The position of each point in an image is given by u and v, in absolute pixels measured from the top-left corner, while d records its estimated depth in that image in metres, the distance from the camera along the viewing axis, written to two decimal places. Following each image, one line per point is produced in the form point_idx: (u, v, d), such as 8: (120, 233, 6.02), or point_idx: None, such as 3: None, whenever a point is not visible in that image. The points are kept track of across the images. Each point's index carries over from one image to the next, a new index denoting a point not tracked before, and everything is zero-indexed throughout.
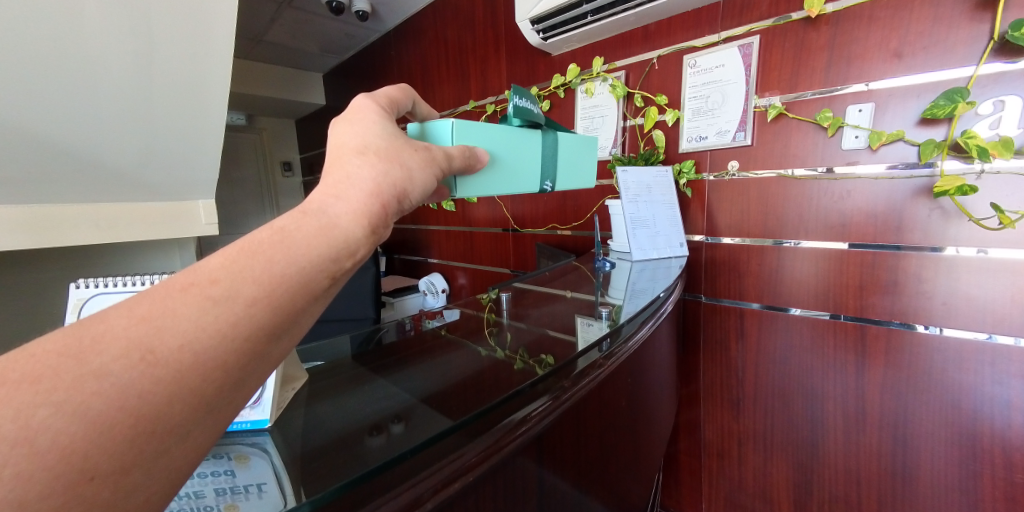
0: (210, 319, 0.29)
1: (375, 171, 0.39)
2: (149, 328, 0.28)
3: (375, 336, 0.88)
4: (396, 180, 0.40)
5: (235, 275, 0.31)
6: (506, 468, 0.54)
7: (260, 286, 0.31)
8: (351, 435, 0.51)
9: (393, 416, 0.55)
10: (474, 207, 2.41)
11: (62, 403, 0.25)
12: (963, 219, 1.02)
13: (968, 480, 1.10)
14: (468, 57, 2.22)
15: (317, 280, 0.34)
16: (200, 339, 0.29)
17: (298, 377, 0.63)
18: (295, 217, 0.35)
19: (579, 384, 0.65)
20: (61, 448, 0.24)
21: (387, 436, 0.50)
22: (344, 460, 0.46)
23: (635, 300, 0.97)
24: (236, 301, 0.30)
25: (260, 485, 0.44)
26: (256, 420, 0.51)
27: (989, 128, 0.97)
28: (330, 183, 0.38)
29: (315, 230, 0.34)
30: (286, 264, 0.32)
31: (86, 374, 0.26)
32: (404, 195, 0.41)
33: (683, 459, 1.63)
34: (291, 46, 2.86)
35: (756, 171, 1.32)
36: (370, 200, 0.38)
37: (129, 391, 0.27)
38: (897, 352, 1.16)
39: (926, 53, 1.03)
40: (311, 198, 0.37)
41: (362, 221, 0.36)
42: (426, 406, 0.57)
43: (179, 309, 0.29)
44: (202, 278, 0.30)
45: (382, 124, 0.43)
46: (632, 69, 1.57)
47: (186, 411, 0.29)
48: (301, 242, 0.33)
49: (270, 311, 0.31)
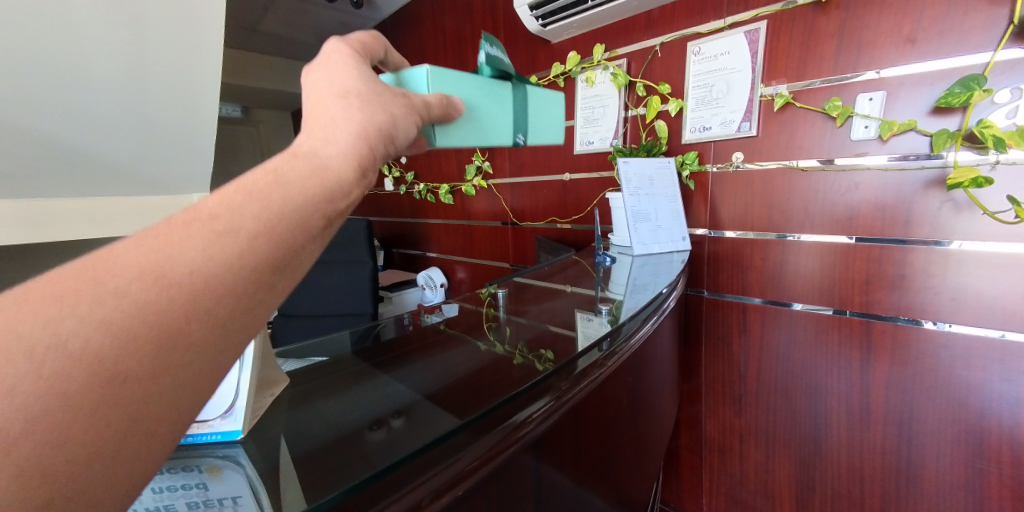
0: (216, 248, 0.29)
1: (359, 116, 0.38)
2: (145, 271, 0.27)
3: (372, 332, 0.85)
4: (381, 125, 0.39)
5: (236, 210, 0.30)
6: (508, 471, 0.51)
7: (262, 221, 0.30)
8: (350, 433, 0.49)
9: (392, 411, 0.53)
10: (472, 200, 2.37)
11: (86, 315, 0.25)
12: (977, 212, 0.99)
13: (975, 479, 1.07)
14: (466, 46, 2.17)
15: (314, 219, 0.33)
16: (209, 266, 0.28)
17: (276, 381, 0.58)
18: (286, 158, 0.35)
19: (579, 386, 0.61)
20: (90, 354, 0.24)
21: (387, 431, 0.49)
22: (343, 462, 0.44)
23: (636, 296, 0.93)
24: (240, 234, 0.30)
25: (235, 498, 0.41)
26: (228, 431, 0.47)
27: (1006, 117, 0.93)
28: (316, 127, 0.37)
29: (307, 172, 0.34)
30: (285, 202, 0.32)
31: (105, 293, 0.26)
32: (389, 138, 0.40)
33: (683, 454, 1.61)
34: (286, 35, 2.80)
35: (761, 162, 1.29)
36: (359, 141, 0.37)
37: (147, 307, 0.26)
38: (903, 348, 1.13)
39: (941, 38, 0.99)
40: (301, 141, 0.36)
41: (353, 162, 0.36)
42: (428, 402, 0.55)
43: (184, 240, 0.28)
44: (203, 214, 0.30)
45: (359, 69, 0.42)
46: (634, 57, 1.53)
47: (204, 331, 0.28)
48: (295, 183, 0.33)
49: (275, 241, 0.31)
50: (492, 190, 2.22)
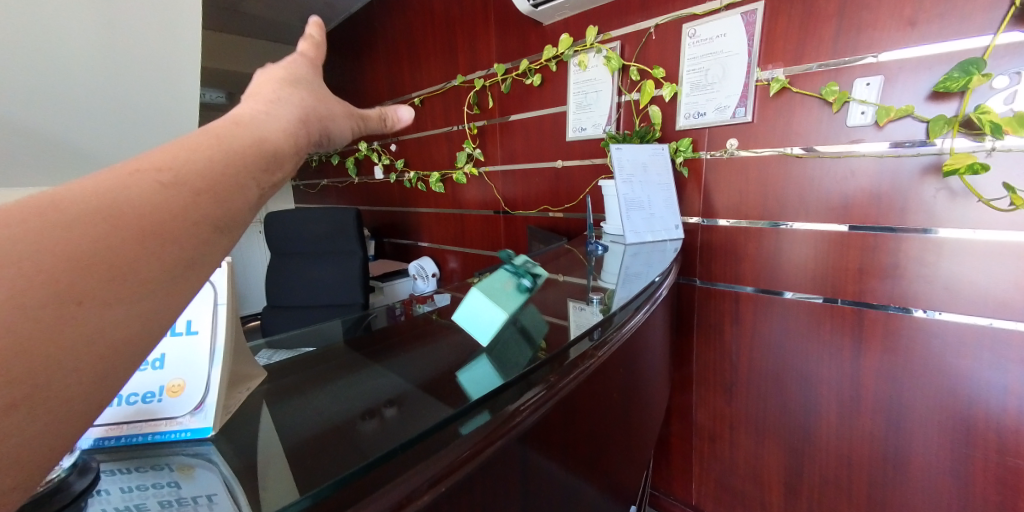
0: (163, 196, 0.29)
1: (304, 102, 0.42)
2: (60, 240, 0.25)
3: (359, 323, 0.82)
4: (318, 117, 0.44)
5: (182, 163, 0.31)
6: (503, 461, 0.49)
7: (204, 180, 0.31)
8: (340, 423, 0.47)
9: (386, 401, 0.51)
10: (463, 188, 2.33)
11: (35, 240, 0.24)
12: (971, 199, 0.98)
13: (961, 465, 1.08)
14: (456, 29, 2.11)
15: (249, 188, 0.33)
16: (156, 210, 0.28)
17: (252, 375, 0.54)
18: (229, 125, 0.35)
19: (569, 376, 0.59)
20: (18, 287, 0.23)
21: (380, 420, 0.47)
22: (336, 452, 0.43)
23: (629, 285, 0.92)
24: (185, 188, 0.30)
25: (211, 496, 0.38)
26: (197, 429, 0.44)
27: (1004, 103, 0.92)
28: (258, 101, 0.40)
29: (249, 140, 0.35)
30: (225, 166, 0.32)
31: (51, 223, 0.25)
32: (328, 135, 0.47)
33: (674, 442, 1.61)
34: (269, 17, 2.71)
35: (755, 149, 1.27)
36: (298, 125, 0.40)
37: (96, 242, 0.26)
38: (894, 336, 1.13)
39: (941, 21, 0.97)
40: (241, 111, 0.38)
41: (289, 139, 0.38)
42: (422, 392, 0.53)
43: (132, 187, 0.29)
44: (148, 165, 0.30)
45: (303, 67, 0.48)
46: (628, 40, 1.49)
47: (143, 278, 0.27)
48: (235, 145, 0.34)
49: (217, 201, 0.31)
50: (484, 178, 2.18)
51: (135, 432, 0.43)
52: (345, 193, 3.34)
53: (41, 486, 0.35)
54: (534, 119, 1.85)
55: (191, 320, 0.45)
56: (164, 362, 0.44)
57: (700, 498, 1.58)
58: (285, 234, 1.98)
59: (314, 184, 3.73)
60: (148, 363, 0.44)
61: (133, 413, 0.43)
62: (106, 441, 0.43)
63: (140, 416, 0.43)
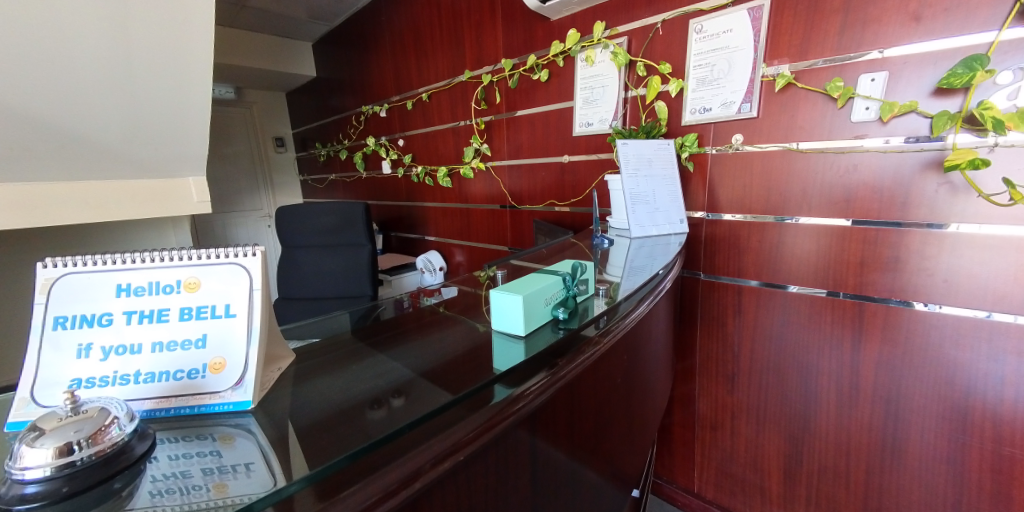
0: None
1: None
2: None
3: (372, 313, 0.85)
4: None
5: None
6: (503, 441, 0.53)
7: None
8: (349, 409, 0.49)
9: (394, 390, 0.53)
10: (470, 182, 2.35)
11: None
12: (973, 195, 0.99)
13: (957, 452, 1.10)
14: (463, 23, 2.12)
15: None
16: None
17: (281, 357, 0.58)
18: None
19: (574, 362, 0.62)
20: None
21: (387, 409, 0.48)
22: (345, 434, 0.45)
23: (634, 277, 0.94)
24: None
25: (248, 465, 0.41)
26: (238, 402, 0.48)
27: (1007, 99, 0.93)
28: None
29: None
30: None
31: None
32: None
33: (677, 430, 1.63)
34: (277, 11, 2.73)
35: (760, 144, 1.28)
36: None
37: None
38: (894, 329, 1.14)
39: (947, 17, 0.98)
40: None
41: None
42: (428, 379, 0.55)
43: None
44: None
45: None
46: (635, 35, 1.50)
47: None
48: None
49: None
50: (490, 172, 2.20)
51: (183, 404, 0.47)
52: (352, 188, 3.37)
53: (109, 447, 0.37)
54: (540, 114, 1.87)
55: (229, 304, 0.50)
56: (206, 342, 0.49)
57: (701, 485, 1.61)
58: (295, 228, 2.02)
59: (321, 179, 3.77)
60: (191, 343, 0.49)
61: (180, 387, 0.48)
62: (157, 412, 0.47)
63: (186, 390, 0.48)
